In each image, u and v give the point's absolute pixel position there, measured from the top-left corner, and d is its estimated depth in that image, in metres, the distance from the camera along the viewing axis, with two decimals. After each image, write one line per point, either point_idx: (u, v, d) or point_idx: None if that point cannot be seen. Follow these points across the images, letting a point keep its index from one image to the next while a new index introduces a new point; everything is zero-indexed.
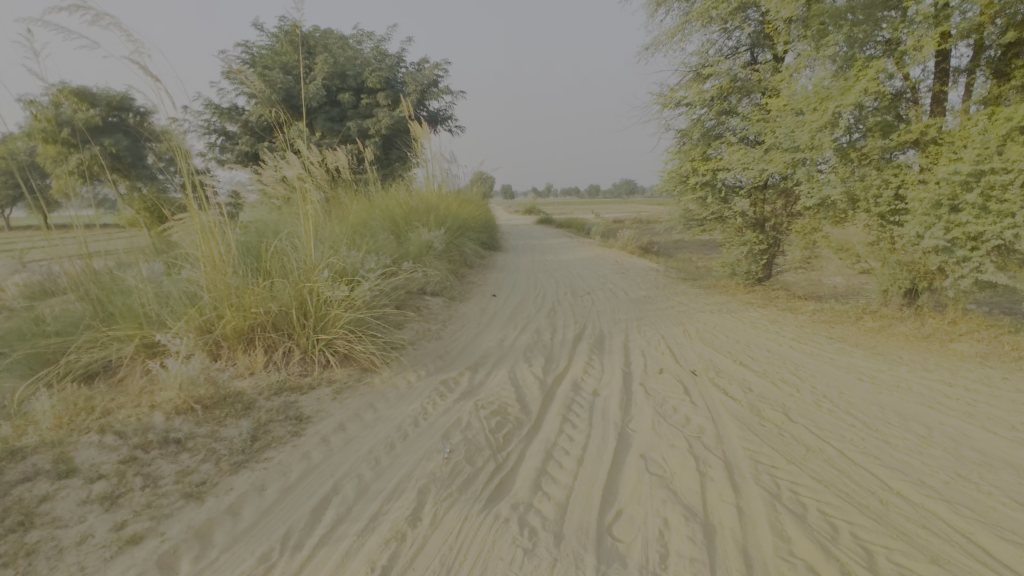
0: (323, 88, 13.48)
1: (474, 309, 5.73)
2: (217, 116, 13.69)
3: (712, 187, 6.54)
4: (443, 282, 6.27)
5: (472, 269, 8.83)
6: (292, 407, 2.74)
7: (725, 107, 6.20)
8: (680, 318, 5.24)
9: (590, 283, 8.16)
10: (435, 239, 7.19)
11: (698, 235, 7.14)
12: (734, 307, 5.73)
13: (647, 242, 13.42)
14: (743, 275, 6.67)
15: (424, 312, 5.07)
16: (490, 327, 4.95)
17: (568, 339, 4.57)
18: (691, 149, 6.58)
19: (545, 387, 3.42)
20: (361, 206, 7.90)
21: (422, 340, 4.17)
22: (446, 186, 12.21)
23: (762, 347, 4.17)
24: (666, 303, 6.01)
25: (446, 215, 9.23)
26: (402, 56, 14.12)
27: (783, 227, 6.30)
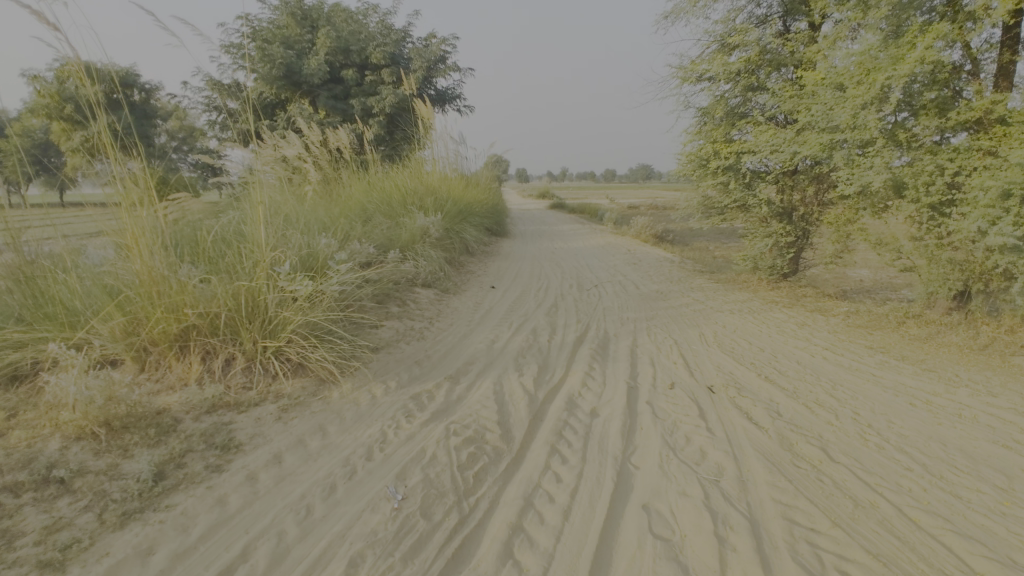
0: (325, 64, 12.92)
1: (468, 303, 5.23)
2: (218, 93, 13.25)
3: (735, 173, 5.92)
4: (436, 272, 5.78)
5: (473, 257, 8.32)
6: (222, 431, 2.27)
7: (752, 82, 5.54)
8: (695, 318, 4.68)
9: (598, 274, 7.61)
10: (431, 225, 6.68)
11: (717, 224, 6.53)
12: (756, 307, 5.14)
13: (662, 230, 12.77)
14: (766, 270, 6.07)
15: (409, 307, 4.58)
16: (481, 326, 4.45)
17: (567, 342, 4.06)
18: (713, 130, 5.96)
19: (535, 405, 2.91)
20: (356, 189, 7.41)
21: (399, 342, 3.68)
22: (451, 167, 11.64)
23: (791, 358, 3.61)
24: (681, 300, 5.43)
25: (448, 199, 8.72)
26: (408, 30, 13.47)
27: (813, 218, 5.68)
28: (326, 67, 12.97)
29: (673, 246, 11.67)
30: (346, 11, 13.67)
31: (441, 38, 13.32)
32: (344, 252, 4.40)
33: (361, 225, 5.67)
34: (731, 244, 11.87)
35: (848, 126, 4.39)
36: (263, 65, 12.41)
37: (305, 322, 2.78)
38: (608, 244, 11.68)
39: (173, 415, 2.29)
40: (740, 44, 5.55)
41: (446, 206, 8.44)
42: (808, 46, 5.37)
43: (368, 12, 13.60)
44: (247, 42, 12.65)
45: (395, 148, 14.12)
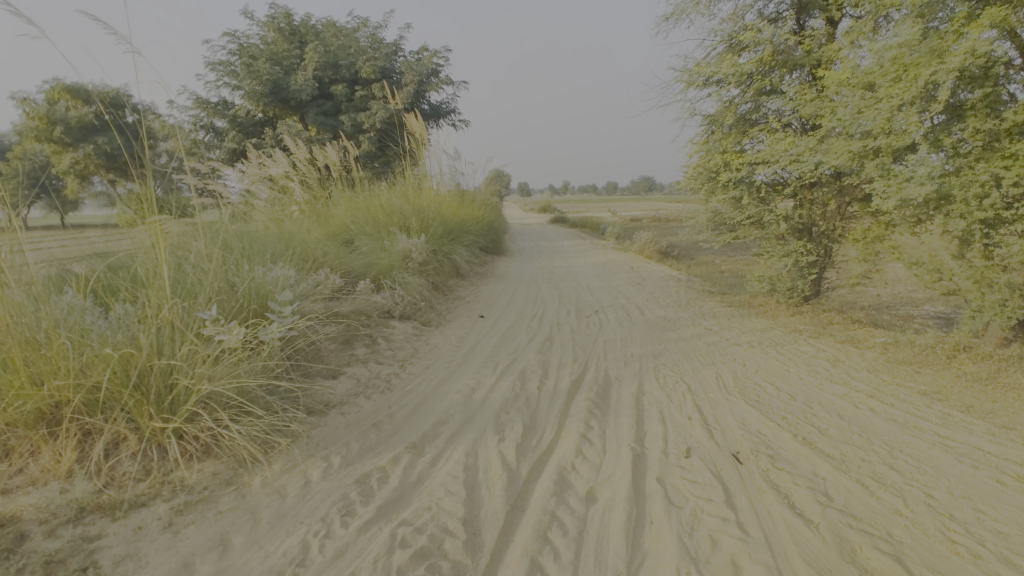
0: (314, 79, 12.53)
1: (452, 337, 4.64)
2: (205, 112, 12.87)
3: (748, 186, 5.33)
4: (417, 301, 5.19)
5: (464, 280, 7.75)
6: (80, 553, 1.65)
7: (765, 85, 4.97)
8: (709, 355, 4.05)
9: (599, 297, 7.02)
10: (414, 247, 6.13)
11: (728, 242, 5.93)
12: (779, 338, 4.51)
13: (666, 245, 12.19)
14: (784, 292, 5.46)
15: (380, 348, 3.98)
16: (462, 368, 3.84)
17: (560, 389, 3.44)
18: (721, 139, 5.40)
19: (516, 487, 2.29)
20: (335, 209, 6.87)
21: (358, 396, 3.08)
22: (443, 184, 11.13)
23: (830, 411, 2.97)
24: (691, 329, 4.83)
25: (438, 216, 8.18)
26: (399, 44, 13.09)
27: (836, 234, 5.07)
28: (315, 83, 12.57)
29: (679, 261, 11.07)
30: (335, 25, 13.31)
31: (433, 51, 12.90)
32: (302, 286, 3.82)
33: (333, 251, 5.11)
34: (740, 259, 11.25)
35: (882, 131, 3.80)
36: (249, 82, 12.04)
37: (214, 390, 2.16)
38: (610, 261, 11.09)
39: (16, 529, 1.68)
40: (752, 42, 4.99)
41: (435, 226, 7.89)
42: (826, 44, 4.83)
43: (359, 26, 13.23)
44: (233, 59, 12.28)
45: (387, 164, 13.66)
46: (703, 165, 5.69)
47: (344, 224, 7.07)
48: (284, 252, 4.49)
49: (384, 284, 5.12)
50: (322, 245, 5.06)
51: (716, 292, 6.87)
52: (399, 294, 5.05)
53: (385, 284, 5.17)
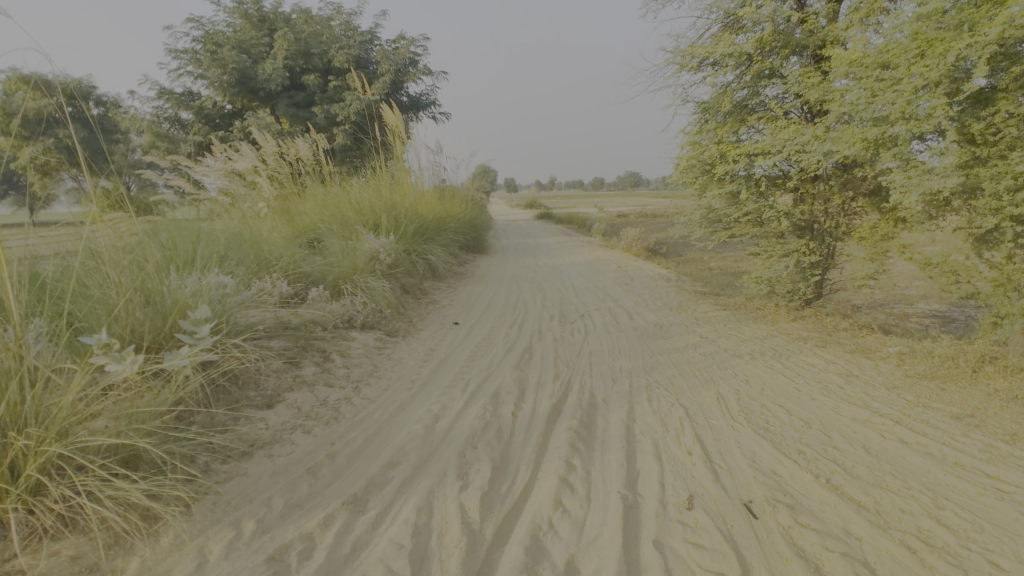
0: (284, 69, 11.89)
1: (419, 350, 4.14)
2: (169, 103, 12.18)
3: (746, 180, 4.90)
4: (383, 308, 4.68)
5: (441, 281, 7.25)
6: None
7: (765, 68, 4.52)
8: (707, 369, 3.60)
9: (585, 300, 6.56)
10: (382, 247, 5.61)
11: (723, 240, 5.50)
12: (782, 347, 4.08)
13: (653, 242, 11.76)
14: (784, 295, 5.04)
15: (332, 366, 3.47)
16: (427, 389, 3.34)
17: (538, 415, 2.96)
18: (716, 128, 4.97)
19: (477, 560, 1.80)
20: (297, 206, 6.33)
21: (296, 431, 2.57)
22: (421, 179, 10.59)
23: (852, 444, 2.53)
24: (686, 338, 4.39)
25: (413, 213, 7.65)
26: (374, 32, 12.49)
27: (841, 232, 4.65)
28: (286, 72, 11.93)
29: (668, 259, 10.64)
30: (307, 12, 12.66)
31: (410, 40, 12.30)
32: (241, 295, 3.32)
33: (289, 253, 4.59)
34: (731, 257, 10.85)
35: (900, 117, 3.37)
36: (215, 70, 11.40)
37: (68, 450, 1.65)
38: (596, 259, 10.64)
39: None
40: (751, 21, 4.55)
41: (409, 224, 7.37)
42: (830, 23, 4.40)
43: (332, 13, 12.58)
44: (198, 46, 11.60)
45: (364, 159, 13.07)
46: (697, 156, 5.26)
47: (308, 222, 6.52)
48: (228, 254, 3.96)
49: (345, 289, 4.60)
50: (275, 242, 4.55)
51: (709, 294, 6.44)
52: (361, 300, 4.53)
53: (347, 289, 4.64)
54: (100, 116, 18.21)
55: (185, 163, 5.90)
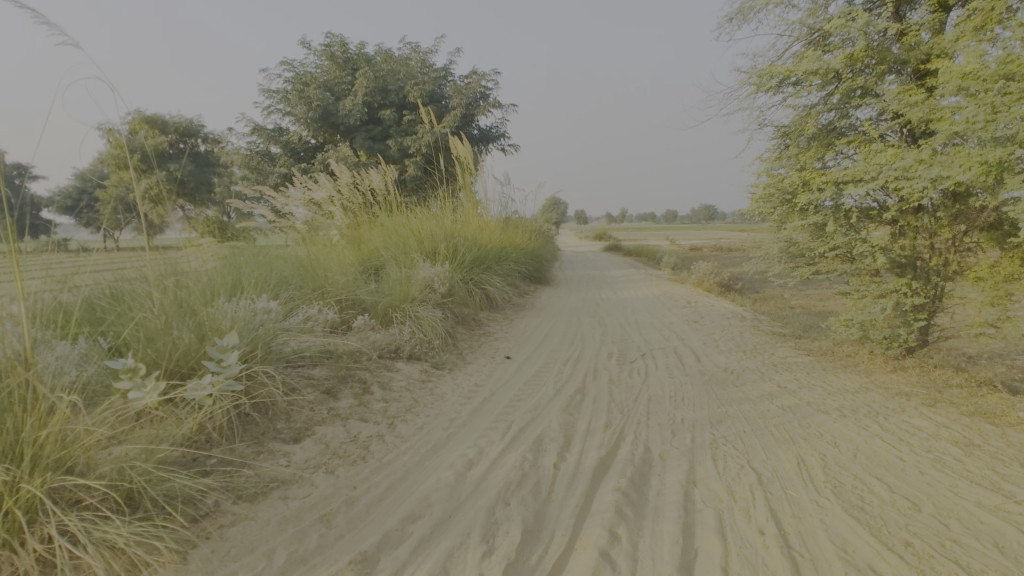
0: (363, 105, 12.52)
1: (464, 385, 3.93)
2: (260, 137, 13.15)
3: (833, 210, 4.39)
4: (432, 339, 4.55)
5: (497, 313, 7.08)
6: None
7: (856, 87, 4.07)
8: (786, 426, 3.12)
9: (648, 337, 6.12)
10: (437, 276, 5.52)
11: (807, 277, 4.95)
12: (879, 403, 3.50)
13: (727, 277, 11.04)
14: (880, 342, 4.40)
15: (370, 399, 3.33)
16: (466, 430, 3.11)
17: (583, 469, 2.64)
18: (800, 154, 4.54)
19: None
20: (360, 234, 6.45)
21: (320, 470, 2.41)
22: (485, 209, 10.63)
23: (978, 540, 2.01)
24: (761, 386, 3.89)
25: (473, 242, 7.59)
26: (448, 68, 12.93)
27: (951, 271, 4.01)
28: (364, 107, 12.56)
29: (743, 296, 9.89)
30: (387, 51, 13.35)
31: (481, 75, 12.58)
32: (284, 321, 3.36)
33: (344, 280, 4.61)
34: (815, 295, 9.93)
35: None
36: (300, 108, 12.21)
37: (59, 480, 1.60)
38: (664, 294, 10.09)
39: None
40: (840, 38, 4.14)
41: (469, 253, 7.31)
42: (936, 35, 3.88)
43: (409, 52, 13.18)
44: (287, 86, 12.51)
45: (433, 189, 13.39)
46: (775, 185, 4.80)
47: (369, 249, 6.61)
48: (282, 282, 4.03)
49: (394, 318, 4.52)
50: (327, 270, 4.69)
51: (790, 337, 5.80)
52: (410, 330, 4.42)
53: (397, 318, 4.56)
54: (204, 151, 20.07)
55: (260, 192, 6.20)
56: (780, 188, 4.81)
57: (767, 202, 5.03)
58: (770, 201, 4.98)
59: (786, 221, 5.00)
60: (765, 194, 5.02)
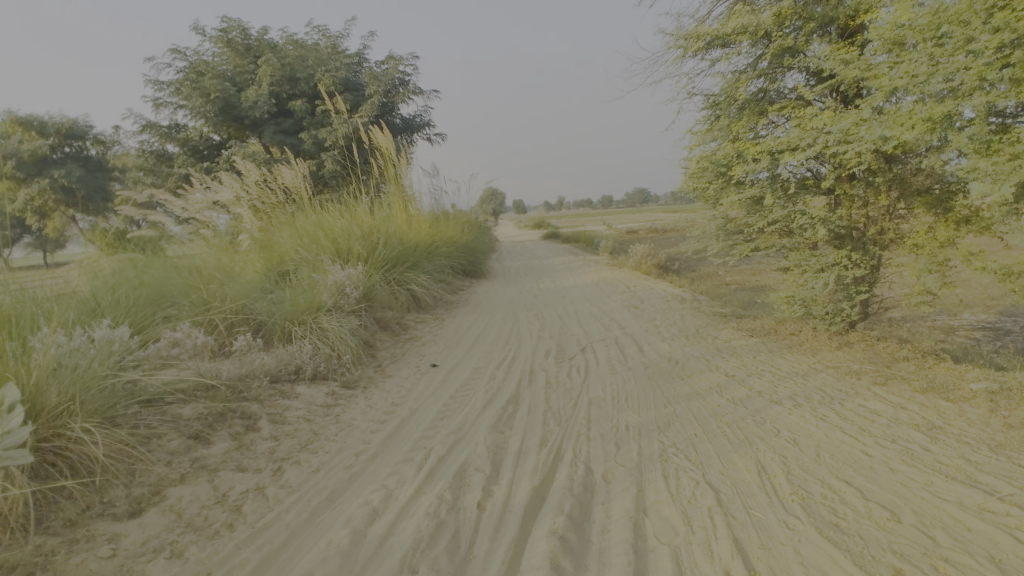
0: (269, 95, 11.50)
1: (379, 406, 3.37)
2: (154, 136, 11.80)
3: (769, 182, 4.14)
4: (341, 353, 3.94)
5: (427, 313, 6.51)
6: None
7: (785, 47, 3.80)
8: (740, 424, 2.78)
9: (589, 329, 5.76)
10: (350, 279, 4.89)
11: (745, 254, 4.73)
12: (831, 386, 3.25)
13: (663, 258, 10.94)
14: (823, 318, 4.20)
15: (255, 437, 2.71)
16: (373, 468, 2.56)
17: (513, 506, 2.16)
18: (732, 124, 4.29)
19: None
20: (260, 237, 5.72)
21: (161, 555, 1.80)
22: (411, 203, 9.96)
23: (972, 556, 1.70)
24: (707, 377, 3.57)
25: (396, 238, 6.96)
26: (361, 53, 12.07)
27: (889, 240, 3.84)
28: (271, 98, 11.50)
29: (680, 277, 9.79)
30: (293, 37, 12.30)
31: (398, 60, 11.80)
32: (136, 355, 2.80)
33: (233, 290, 3.95)
34: (749, 271, 9.97)
35: (976, 89, 2.63)
36: (197, 100, 11.03)
37: None
38: (602, 279, 9.83)
39: None
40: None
41: (392, 250, 6.68)
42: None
43: (317, 37, 12.19)
44: (180, 76, 11.25)
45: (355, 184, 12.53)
46: (709, 158, 4.55)
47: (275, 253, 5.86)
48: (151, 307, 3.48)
49: (295, 333, 3.87)
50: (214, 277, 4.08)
51: (732, 318, 5.60)
52: (313, 346, 3.79)
53: (298, 332, 3.92)
54: (96, 155, 18.06)
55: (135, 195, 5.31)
56: (714, 161, 4.52)
57: (702, 177, 4.75)
58: (704, 175, 4.71)
59: (721, 196, 4.74)
60: (699, 168, 4.74)
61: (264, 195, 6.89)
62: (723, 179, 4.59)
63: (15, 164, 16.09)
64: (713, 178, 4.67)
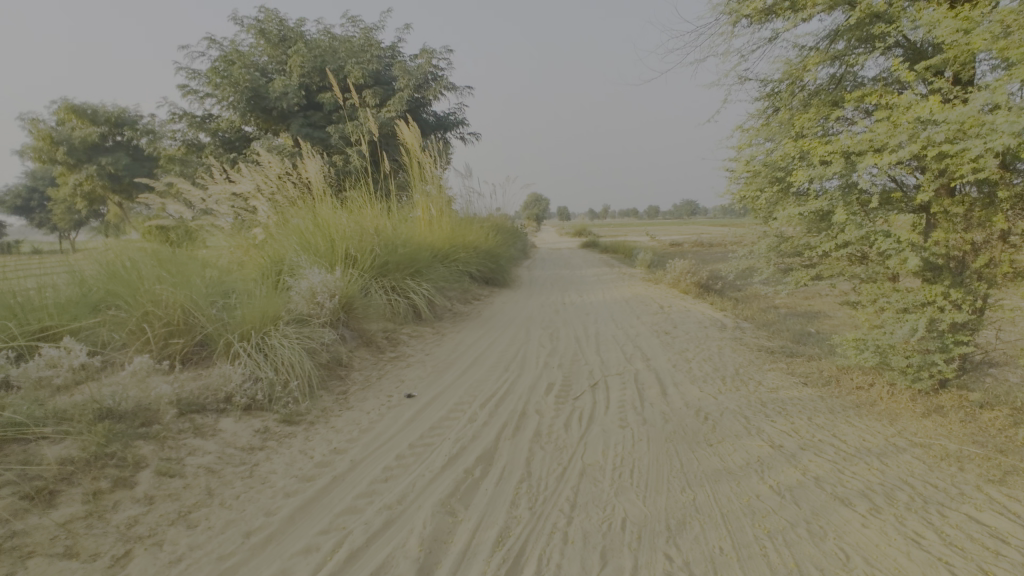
0: (299, 87, 11.23)
1: (313, 455, 2.65)
2: (186, 125, 11.75)
3: (842, 192, 3.24)
4: (290, 379, 3.23)
5: (426, 327, 5.81)
6: None
7: (873, 13, 2.95)
8: (789, 537, 1.92)
9: (607, 359, 4.92)
10: (323, 286, 4.24)
11: (805, 281, 3.82)
12: (924, 480, 2.32)
13: (707, 275, 9.87)
14: (904, 371, 3.24)
15: (122, 497, 2.05)
16: (257, 562, 1.84)
17: None
18: (797, 117, 3.46)
19: None
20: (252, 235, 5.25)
21: None
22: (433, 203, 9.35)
23: None
24: (743, 448, 2.70)
25: (403, 240, 6.32)
26: (394, 46, 11.62)
27: (1008, 275, 2.85)
28: (301, 90, 11.23)
29: (723, 298, 8.72)
30: (328, 29, 12.00)
31: (430, 53, 11.25)
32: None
33: (180, 295, 3.37)
34: (805, 295, 8.79)
35: None
36: (226, 90, 10.89)
37: None
38: (634, 297, 8.88)
39: None
40: None
41: (397, 254, 6.03)
42: None
43: (352, 29, 11.82)
44: (212, 65, 11.13)
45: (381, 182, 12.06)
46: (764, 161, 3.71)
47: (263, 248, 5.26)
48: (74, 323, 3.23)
49: (235, 350, 3.20)
50: (178, 275, 3.56)
51: (781, 358, 4.63)
52: (253, 368, 3.10)
53: (240, 348, 3.24)
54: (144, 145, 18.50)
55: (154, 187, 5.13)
56: (768, 164, 3.72)
57: (754, 183, 3.95)
58: (757, 181, 3.90)
59: (773, 209, 4.00)
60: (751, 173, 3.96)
61: (285, 189, 6.25)
62: (781, 187, 3.74)
63: (67, 150, 16.65)
64: (767, 184, 3.88)
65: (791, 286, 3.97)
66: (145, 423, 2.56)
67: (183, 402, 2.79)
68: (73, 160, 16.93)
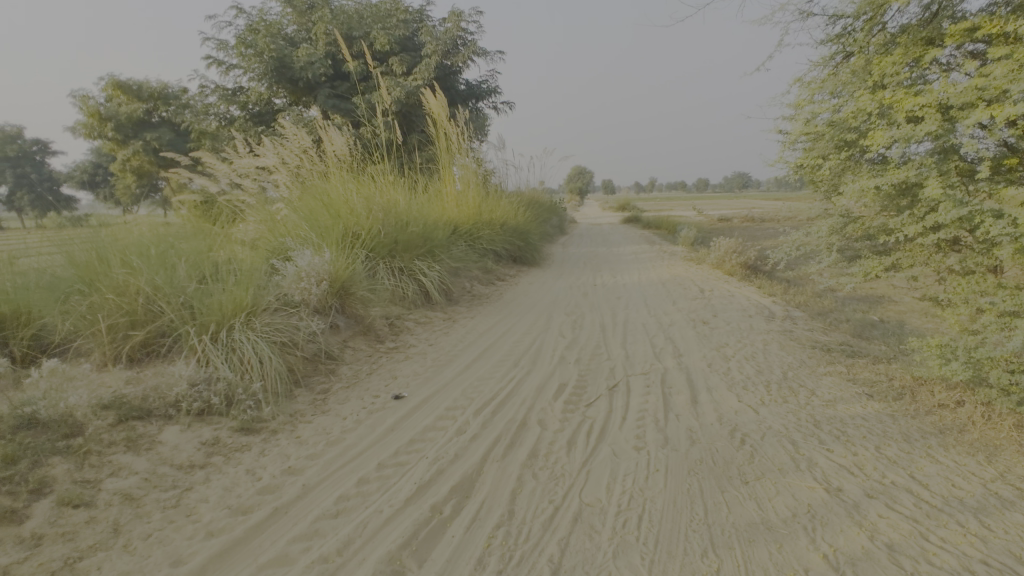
0: (324, 55, 10.81)
1: (261, 477, 2.25)
2: (216, 98, 11.61)
3: (940, 159, 2.59)
4: (252, 380, 2.83)
5: (438, 313, 5.37)
6: None
7: None
8: None
9: (633, 354, 4.33)
10: (310, 271, 3.83)
11: (883, 269, 3.20)
12: None
13: (756, 255, 8.98)
14: (1006, 391, 2.52)
15: (2, 536, 1.69)
16: None
17: None
18: (883, 65, 2.83)
19: None
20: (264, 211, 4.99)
21: None
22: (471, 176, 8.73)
23: None
24: (789, 490, 2.11)
25: (417, 218, 5.84)
26: (422, 9, 10.97)
27: None
28: (327, 59, 10.82)
29: (774, 281, 7.86)
30: None
31: (458, 16, 10.56)
32: None
33: (149, 280, 3.06)
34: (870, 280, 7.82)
35: None
36: (252, 60, 10.61)
37: None
38: (672, 278, 8.14)
39: None
40: None
41: (409, 232, 5.55)
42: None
43: None
44: (238, 35, 10.84)
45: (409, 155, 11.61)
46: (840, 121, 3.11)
47: (266, 223, 4.93)
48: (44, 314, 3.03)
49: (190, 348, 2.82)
50: (155, 260, 3.26)
51: (840, 360, 3.91)
52: (207, 371, 2.72)
53: (199, 343, 2.86)
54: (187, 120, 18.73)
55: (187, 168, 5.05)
56: (839, 125, 3.13)
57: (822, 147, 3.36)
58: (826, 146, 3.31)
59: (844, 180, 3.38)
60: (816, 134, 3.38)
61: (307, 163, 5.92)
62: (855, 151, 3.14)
63: (114, 126, 17.02)
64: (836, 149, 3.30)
65: (867, 280, 3.34)
66: (70, 434, 2.21)
67: (123, 407, 2.43)
68: (120, 136, 17.33)
